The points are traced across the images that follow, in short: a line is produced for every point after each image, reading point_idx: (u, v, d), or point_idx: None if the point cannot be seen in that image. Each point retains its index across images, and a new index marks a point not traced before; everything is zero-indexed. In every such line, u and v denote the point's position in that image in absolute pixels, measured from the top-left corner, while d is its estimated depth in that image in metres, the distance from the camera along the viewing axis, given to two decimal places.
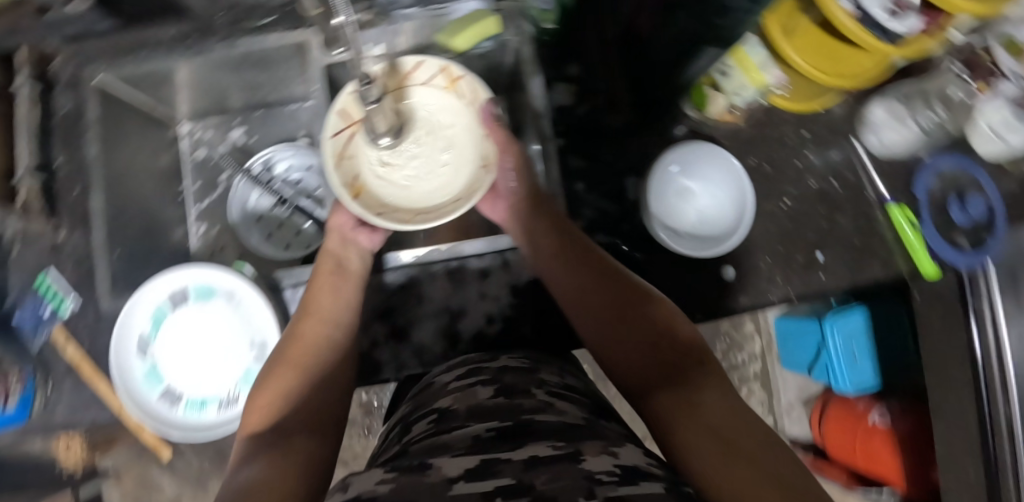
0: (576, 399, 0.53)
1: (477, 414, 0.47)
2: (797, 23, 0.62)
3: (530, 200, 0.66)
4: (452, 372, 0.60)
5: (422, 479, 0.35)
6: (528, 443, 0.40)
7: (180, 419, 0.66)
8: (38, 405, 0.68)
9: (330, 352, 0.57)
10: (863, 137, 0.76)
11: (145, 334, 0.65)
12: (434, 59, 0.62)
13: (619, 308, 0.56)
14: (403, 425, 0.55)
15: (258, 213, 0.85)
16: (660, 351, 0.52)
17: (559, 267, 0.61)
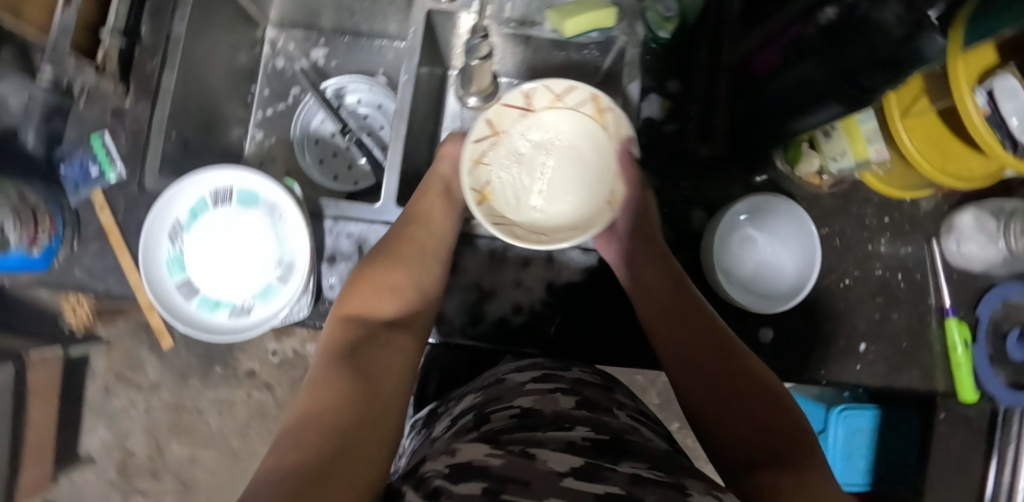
0: (654, 428, 0.54)
1: (572, 419, 0.48)
2: (919, 103, 0.61)
3: (638, 220, 0.64)
4: (528, 373, 0.57)
5: (533, 467, 0.39)
6: (621, 461, 0.42)
7: (189, 312, 0.63)
8: (63, 256, 0.69)
9: (427, 299, 0.60)
10: (942, 242, 0.72)
11: (180, 219, 0.64)
12: (586, 88, 0.59)
13: (722, 364, 0.53)
14: (477, 417, 0.52)
15: (318, 136, 0.84)
16: (748, 399, 0.51)
17: (664, 296, 0.59)
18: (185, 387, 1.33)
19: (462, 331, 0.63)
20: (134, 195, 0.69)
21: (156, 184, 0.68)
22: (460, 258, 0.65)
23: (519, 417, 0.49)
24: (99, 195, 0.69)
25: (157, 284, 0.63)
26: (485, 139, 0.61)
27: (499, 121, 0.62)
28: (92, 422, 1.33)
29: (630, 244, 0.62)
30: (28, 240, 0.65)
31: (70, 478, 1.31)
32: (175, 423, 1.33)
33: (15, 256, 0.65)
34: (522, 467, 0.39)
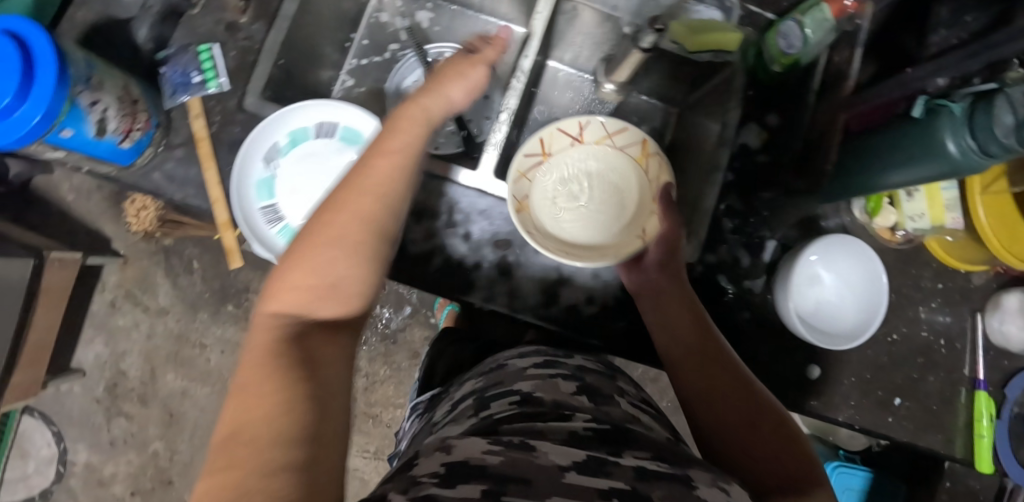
0: (654, 415, 0.55)
1: (569, 407, 0.49)
2: (999, 183, 0.65)
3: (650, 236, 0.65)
4: (528, 360, 0.60)
5: (533, 462, 0.38)
6: (625, 451, 0.42)
7: (269, 237, 0.63)
8: (146, 155, 0.67)
9: (390, 185, 0.52)
10: (987, 317, 0.74)
11: (280, 144, 0.64)
12: (635, 131, 0.67)
13: (733, 389, 0.54)
14: (477, 402, 0.54)
15: (408, 95, 0.85)
16: (748, 420, 0.52)
17: (682, 326, 0.59)
18: (193, 319, 1.31)
19: (533, 310, 0.65)
20: (230, 111, 0.69)
21: (255, 105, 0.68)
22: (542, 238, 0.66)
23: (518, 403, 0.50)
24: (196, 103, 0.68)
25: (244, 203, 0.63)
26: (534, 155, 0.67)
27: (550, 143, 0.67)
28: (91, 335, 1.30)
29: (653, 276, 0.63)
30: (124, 132, 0.62)
31: (57, 388, 1.28)
32: (174, 353, 1.31)
33: (105, 145, 0.62)
34: (524, 464, 0.38)
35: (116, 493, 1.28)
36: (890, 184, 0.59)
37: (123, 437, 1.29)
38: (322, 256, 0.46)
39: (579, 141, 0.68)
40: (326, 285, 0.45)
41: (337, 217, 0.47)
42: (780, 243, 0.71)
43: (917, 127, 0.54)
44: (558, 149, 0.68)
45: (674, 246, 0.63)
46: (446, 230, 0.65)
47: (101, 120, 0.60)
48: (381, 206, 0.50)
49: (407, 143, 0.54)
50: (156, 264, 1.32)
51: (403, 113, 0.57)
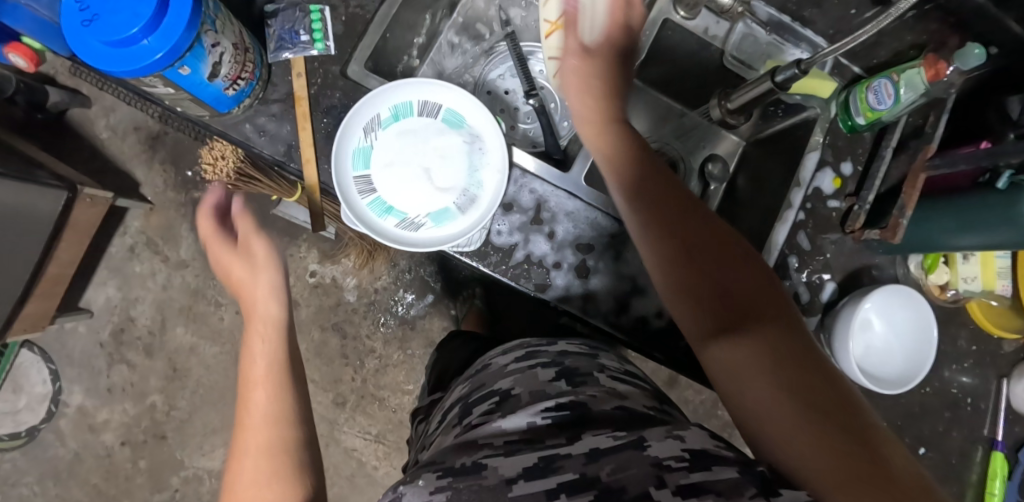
0: (639, 385, 0.56)
1: (533, 400, 0.51)
2: None
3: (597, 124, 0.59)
4: (511, 356, 0.62)
5: (480, 482, 0.39)
6: (584, 431, 0.44)
7: (361, 208, 0.64)
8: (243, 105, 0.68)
9: (275, 328, 0.59)
10: (1013, 383, 0.76)
11: (382, 116, 0.64)
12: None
13: (690, 256, 0.50)
14: (463, 409, 0.56)
15: (493, 87, 0.86)
16: (723, 279, 0.48)
17: (649, 186, 0.54)
18: (212, 276, 1.29)
19: (603, 316, 0.67)
20: (332, 75, 0.69)
21: (357, 74, 0.69)
22: (622, 247, 0.67)
23: (499, 402, 0.52)
24: (299, 63, 0.68)
25: (341, 171, 0.63)
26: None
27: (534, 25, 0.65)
28: (105, 277, 1.27)
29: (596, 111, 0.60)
30: (231, 79, 0.63)
31: (61, 326, 1.24)
32: (187, 307, 1.28)
33: (213, 88, 0.62)
34: (472, 489, 0.39)
35: (106, 442, 1.25)
36: (957, 247, 0.64)
37: (122, 385, 1.26)
38: (254, 399, 0.52)
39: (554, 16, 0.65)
40: (269, 414, 0.51)
41: (245, 404, 0.52)
42: (837, 286, 0.74)
43: (1000, 197, 0.59)
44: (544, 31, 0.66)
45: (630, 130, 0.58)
46: (533, 226, 0.66)
47: (217, 63, 0.60)
48: (277, 333, 0.59)
49: (275, 304, 0.60)
50: (182, 216, 1.29)
51: (207, 220, 0.64)
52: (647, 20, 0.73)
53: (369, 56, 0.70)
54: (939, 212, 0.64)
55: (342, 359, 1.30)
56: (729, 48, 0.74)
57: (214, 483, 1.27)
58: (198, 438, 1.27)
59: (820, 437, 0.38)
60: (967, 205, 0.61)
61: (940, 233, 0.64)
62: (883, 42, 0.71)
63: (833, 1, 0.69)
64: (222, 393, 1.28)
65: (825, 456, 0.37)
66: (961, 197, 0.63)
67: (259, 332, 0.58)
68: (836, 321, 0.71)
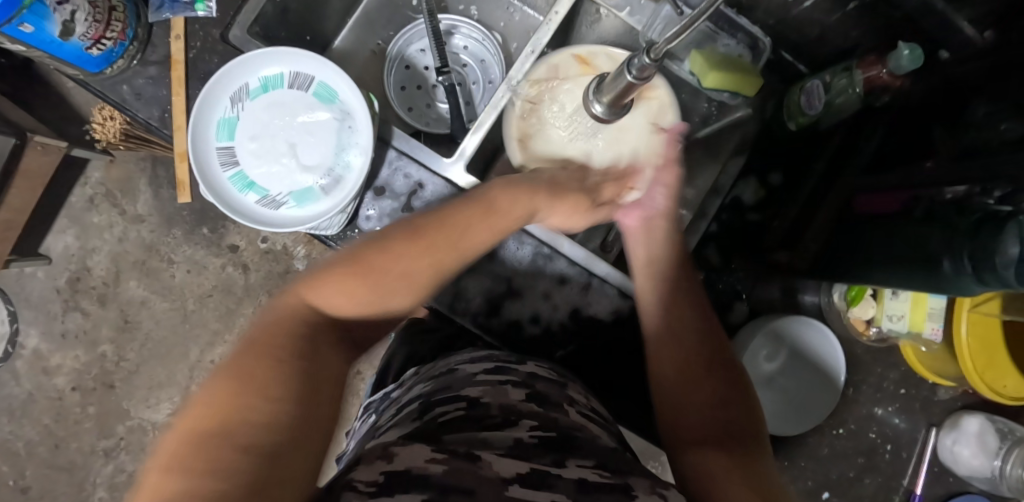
0: (608, 427, 0.49)
1: (507, 407, 0.44)
2: (989, 303, 0.60)
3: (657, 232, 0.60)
4: (478, 365, 0.52)
5: (476, 473, 0.34)
6: (568, 460, 0.39)
7: (220, 181, 0.60)
8: (118, 65, 0.64)
9: (383, 315, 0.44)
10: (941, 433, 0.68)
11: (251, 86, 0.60)
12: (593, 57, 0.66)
13: (704, 351, 0.55)
14: (422, 404, 0.46)
15: (411, 62, 0.81)
16: (727, 396, 0.53)
17: (680, 291, 0.58)
18: (165, 233, 1.29)
19: (473, 316, 0.62)
20: (212, 39, 0.65)
21: (239, 40, 0.64)
22: (500, 245, 0.63)
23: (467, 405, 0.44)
24: (179, 23, 0.64)
25: (201, 140, 0.59)
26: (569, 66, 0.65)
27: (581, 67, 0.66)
28: (65, 225, 1.29)
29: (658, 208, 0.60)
30: (93, 38, 0.59)
31: (21, 269, 1.28)
32: (141, 261, 1.29)
33: (70, 47, 0.58)
34: (469, 472, 0.34)
35: (58, 385, 1.29)
36: (885, 286, 0.54)
37: (75, 332, 1.29)
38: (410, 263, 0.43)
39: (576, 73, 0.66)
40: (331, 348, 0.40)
41: (384, 276, 0.42)
42: (749, 308, 0.66)
43: (919, 230, 0.49)
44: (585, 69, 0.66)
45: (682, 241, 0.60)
46: (403, 213, 0.63)
47: (68, 21, 0.57)
48: (436, 281, 0.45)
49: (402, 303, 0.44)
50: (141, 170, 1.29)
51: (502, 186, 0.51)
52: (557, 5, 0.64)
53: (256, 21, 0.65)
54: (866, 237, 0.55)
55: None
56: (652, 34, 0.66)
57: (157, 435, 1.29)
58: (144, 391, 1.29)
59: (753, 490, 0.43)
60: (891, 231, 0.52)
61: (864, 270, 0.55)
62: (828, 37, 0.62)
63: None
64: (169, 349, 1.29)
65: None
66: (889, 223, 0.53)
67: (434, 246, 0.45)
68: (748, 355, 0.64)
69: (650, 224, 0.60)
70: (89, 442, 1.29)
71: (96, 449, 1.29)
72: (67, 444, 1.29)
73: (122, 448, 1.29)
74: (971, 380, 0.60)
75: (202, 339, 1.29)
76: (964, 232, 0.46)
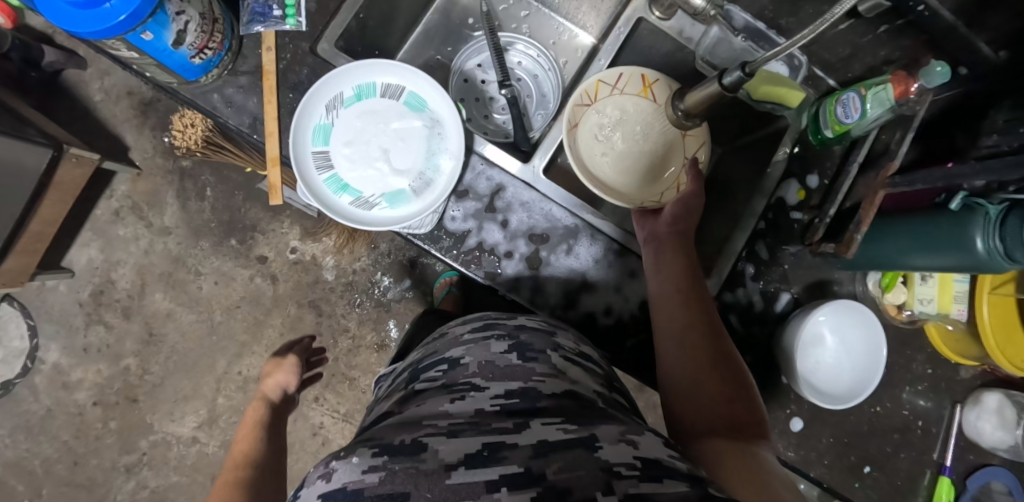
0: (591, 369, 0.56)
1: (489, 376, 0.50)
2: (1007, 286, 0.69)
3: (679, 241, 0.65)
4: (469, 326, 0.62)
5: (418, 467, 0.36)
6: (533, 420, 0.43)
7: (316, 183, 0.64)
8: (211, 74, 0.68)
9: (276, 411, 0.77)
10: (966, 410, 0.76)
11: (344, 95, 0.65)
12: (633, 68, 0.73)
13: (709, 356, 0.58)
14: (412, 372, 0.58)
15: (470, 76, 0.87)
16: (722, 372, 0.57)
17: (675, 272, 0.63)
18: (193, 245, 1.30)
19: (551, 309, 0.67)
20: (301, 52, 0.70)
21: (327, 53, 0.69)
22: (575, 242, 0.68)
23: (447, 370, 0.53)
24: (271, 36, 0.69)
25: (301, 144, 0.64)
26: (608, 87, 0.74)
27: (626, 82, 0.74)
28: (89, 238, 1.29)
29: (665, 232, 0.66)
30: (198, 48, 0.63)
31: (43, 283, 1.26)
32: (168, 273, 1.30)
33: (178, 55, 0.63)
34: (408, 473, 0.36)
35: (78, 400, 1.27)
36: (913, 267, 0.63)
37: (98, 346, 1.28)
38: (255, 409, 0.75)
39: (618, 90, 0.74)
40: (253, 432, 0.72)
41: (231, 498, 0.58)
42: (793, 298, 0.74)
43: (951, 218, 0.57)
44: (626, 89, 0.74)
45: (688, 220, 0.67)
46: (487, 213, 0.67)
47: (182, 31, 0.61)
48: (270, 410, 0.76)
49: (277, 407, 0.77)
50: (168, 183, 1.30)
51: None
52: (608, 43, 0.74)
53: (341, 36, 0.71)
54: (896, 225, 0.63)
55: (316, 336, 1.31)
56: (702, 51, 0.74)
57: (182, 449, 1.28)
58: (168, 404, 1.28)
59: (749, 474, 0.46)
60: (913, 219, 0.61)
61: (894, 253, 0.63)
62: (858, 56, 0.70)
63: (808, 11, 0.67)
64: (195, 362, 1.29)
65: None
66: (908, 215, 0.62)
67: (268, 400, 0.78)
68: (794, 343, 0.70)
69: (656, 238, 0.66)
70: (110, 458, 1.27)
71: (117, 465, 1.27)
72: (87, 461, 1.27)
73: (144, 463, 1.28)
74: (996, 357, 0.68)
75: (230, 351, 1.30)
76: (993, 219, 0.54)
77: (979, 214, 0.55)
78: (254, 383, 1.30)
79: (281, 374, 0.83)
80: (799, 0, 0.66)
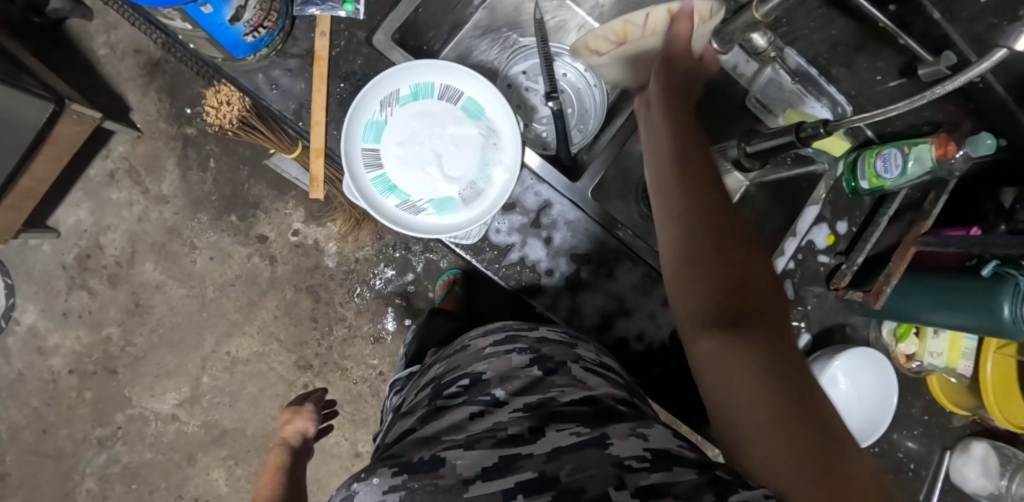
0: (611, 378, 0.54)
1: (511, 388, 0.49)
2: (1009, 347, 0.72)
3: (668, 99, 0.53)
4: (491, 338, 0.58)
5: (438, 485, 0.37)
6: (548, 427, 0.42)
7: (364, 182, 0.63)
8: (260, 54, 0.66)
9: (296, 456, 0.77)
10: (955, 457, 0.79)
11: (401, 93, 0.63)
12: None
13: (714, 235, 0.44)
14: (437, 385, 0.54)
15: (514, 81, 0.86)
16: (736, 252, 0.44)
17: (663, 148, 0.50)
18: (191, 217, 1.25)
19: (586, 330, 0.67)
20: (356, 41, 0.67)
21: (383, 44, 0.67)
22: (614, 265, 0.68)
23: (468, 385, 0.50)
24: (326, 21, 0.66)
25: (351, 140, 0.62)
26: None
27: None
28: (79, 199, 1.23)
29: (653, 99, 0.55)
30: (253, 26, 0.61)
31: (26, 241, 1.20)
32: (161, 243, 1.25)
33: (233, 32, 0.60)
34: (426, 490, 0.37)
35: (53, 367, 1.21)
36: (933, 322, 0.66)
37: (79, 311, 1.22)
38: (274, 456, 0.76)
39: None
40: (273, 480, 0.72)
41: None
42: (812, 339, 0.76)
43: (982, 282, 0.60)
44: None
45: (684, 98, 0.54)
46: (532, 229, 0.67)
47: (241, 8, 0.58)
48: (289, 456, 0.77)
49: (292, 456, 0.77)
50: (170, 149, 1.25)
51: None
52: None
53: (398, 29, 0.68)
54: (924, 281, 0.66)
55: (310, 322, 1.28)
56: (753, 91, 0.76)
57: (159, 427, 1.24)
58: (150, 379, 1.24)
59: (772, 369, 0.37)
60: (942, 278, 0.64)
61: (918, 307, 0.66)
62: (901, 112, 0.72)
63: (863, 63, 0.68)
64: (181, 337, 1.25)
65: (799, 445, 0.34)
66: (937, 273, 0.65)
67: (284, 446, 0.78)
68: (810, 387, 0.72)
69: (647, 103, 0.56)
70: (82, 429, 1.22)
71: (89, 437, 1.22)
72: (57, 430, 1.21)
73: (119, 438, 1.23)
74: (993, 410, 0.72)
75: (219, 329, 1.26)
76: (1021, 290, 0.58)
77: (1009, 282, 0.58)
78: (241, 365, 1.26)
79: (302, 419, 0.82)
80: (857, 52, 0.67)
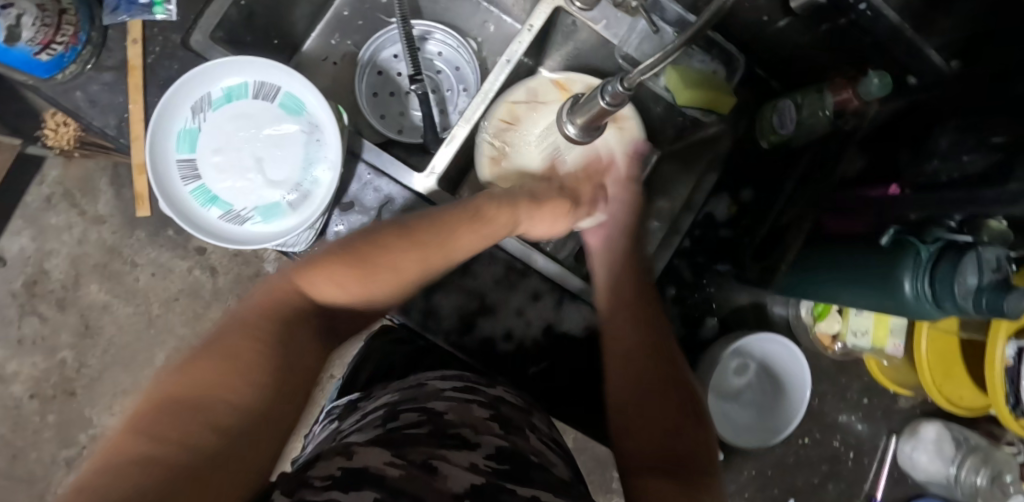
0: (564, 455, 0.49)
1: (478, 429, 0.44)
2: (948, 320, 0.62)
3: (625, 247, 0.58)
4: (450, 383, 0.52)
5: (430, 484, 0.35)
6: (523, 488, 0.38)
7: (180, 195, 0.57)
8: (69, 71, 0.60)
9: None
10: (901, 441, 0.70)
11: (211, 96, 0.58)
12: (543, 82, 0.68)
13: (661, 376, 0.50)
14: (387, 412, 0.47)
15: (384, 67, 0.78)
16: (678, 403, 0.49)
17: (627, 289, 0.55)
18: (129, 235, 1.18)
19: (445, 334, 0.61)
20: (172, 44, 0.62)
21: (201, 45, 0.61)
22: (473, 260, 0.62)
23: (425, 417, 0.44)
24: (137, 27, 0.61)
25: (159, 152, 0.57)
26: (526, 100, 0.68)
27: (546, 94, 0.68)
28: (19, 227, 1.18)
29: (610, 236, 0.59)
30: (41, 43, 0.57)
31: None
32: (103, 264, 1.18)
33: (16, 53, 0.56)
34: (421, 483, 0.35)
35: (14, 393, 1.17)
36: (847, 304, 0.55)
37: (32, 338, 1.17)
38: None
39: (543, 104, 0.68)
40: None
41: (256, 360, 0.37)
42: (721, 322, 0.68)
43: (882, 255, 0.50)
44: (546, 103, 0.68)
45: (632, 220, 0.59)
46: None
47: (14, 26, 0.56)
48: None
49: None
50: (101, 169, 1.18)
51: None
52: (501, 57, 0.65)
53: (219, 25, 0.62)
54: (836, 259, 0.54)
55: None
56: (628, 49, 0.66)
57: None
58: (108, 398, 1.18)
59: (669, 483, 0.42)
60: (846, 252, 0.53)
61: (829, 286, 0.56)
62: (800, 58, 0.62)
63: None
64: (132, 356, 1.19)
65: None
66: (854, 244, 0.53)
67: None
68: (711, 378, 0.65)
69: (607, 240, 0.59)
70: (49, 452, 1.18)
71: (57, 459, 1.18)
72: (27, 454, 1.17)
73: (85, 458, 1.18)
74: (931, 392, 0.62)
75: (169, 345, 1.19)
76: (925, 260, 0.47)
77: (908, 254, 0.47)
78: None
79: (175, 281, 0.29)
80: None
